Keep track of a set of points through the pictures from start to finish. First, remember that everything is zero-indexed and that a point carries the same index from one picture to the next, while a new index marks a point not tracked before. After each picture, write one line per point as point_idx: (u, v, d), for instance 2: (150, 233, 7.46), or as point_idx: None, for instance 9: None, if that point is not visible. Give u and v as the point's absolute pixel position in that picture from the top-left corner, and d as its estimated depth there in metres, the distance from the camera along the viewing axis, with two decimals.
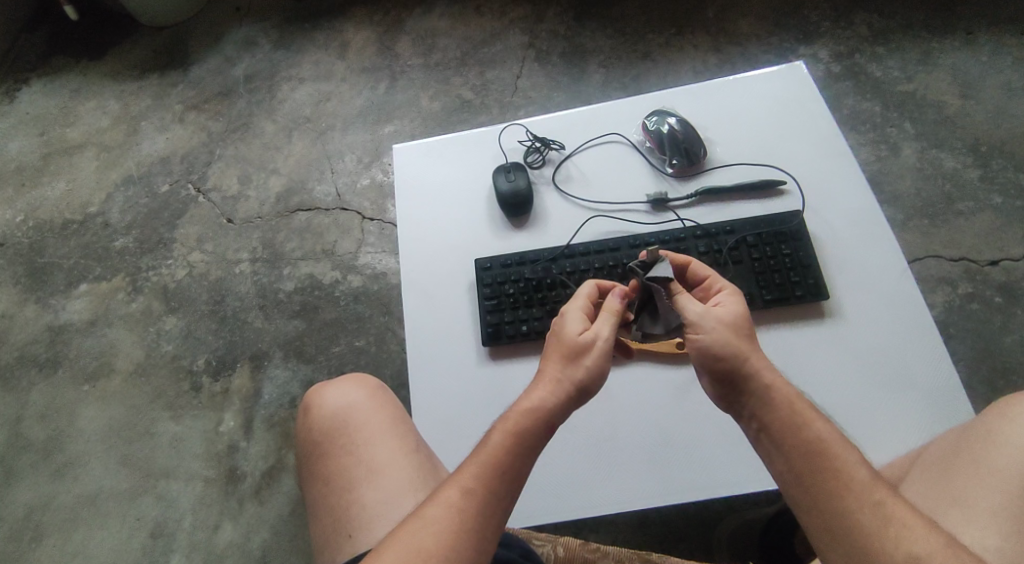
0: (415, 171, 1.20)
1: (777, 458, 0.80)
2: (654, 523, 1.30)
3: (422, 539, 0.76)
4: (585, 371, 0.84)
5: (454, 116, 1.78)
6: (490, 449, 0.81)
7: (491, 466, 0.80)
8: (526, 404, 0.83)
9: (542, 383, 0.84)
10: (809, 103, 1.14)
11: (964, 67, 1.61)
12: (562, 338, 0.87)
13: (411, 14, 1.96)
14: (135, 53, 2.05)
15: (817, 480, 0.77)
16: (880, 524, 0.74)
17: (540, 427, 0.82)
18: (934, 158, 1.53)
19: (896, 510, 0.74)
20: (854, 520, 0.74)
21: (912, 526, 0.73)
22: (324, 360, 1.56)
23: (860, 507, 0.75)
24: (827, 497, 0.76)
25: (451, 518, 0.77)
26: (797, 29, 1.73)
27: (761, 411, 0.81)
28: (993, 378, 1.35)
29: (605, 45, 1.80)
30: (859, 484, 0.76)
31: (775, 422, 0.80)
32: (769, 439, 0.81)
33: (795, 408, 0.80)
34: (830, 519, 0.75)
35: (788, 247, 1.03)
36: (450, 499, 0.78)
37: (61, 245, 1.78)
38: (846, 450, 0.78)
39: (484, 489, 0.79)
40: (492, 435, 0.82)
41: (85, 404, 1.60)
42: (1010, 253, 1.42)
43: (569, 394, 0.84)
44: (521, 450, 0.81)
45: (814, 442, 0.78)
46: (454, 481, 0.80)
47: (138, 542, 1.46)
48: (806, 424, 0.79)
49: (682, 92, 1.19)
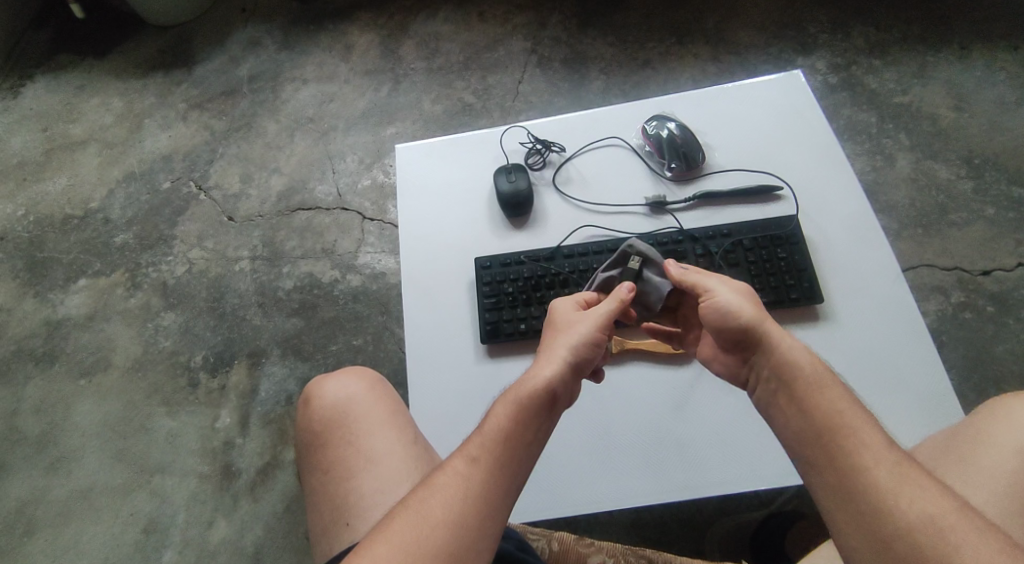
0: (417, 170, 1.21)
1: (793, 421, 0.81)
2: (649, 524, 1.30)
3: (431, 507, 0.77)
4: (580, 346, 0.87)
5: (455, 119, 1.79)
6: (492, 420, 0.82)
7: (494, 435, 0.81)
8: (526, 376, 0.85)
9: (542, 358, 0.87)
10: (806, 111, 1.16)
11: (959, 81, 1.63)
12: (557, 325, 0.92)
13: (414, 18, 1.98)
14: (140, 52, 2.07)
15: (830, 439, 0.78)
16: (893, 483, 0.74)
17: (542, 395, 0.83)
18: (928, 169, 1.55)
19: (909, 469, 0.74)
20: (867, 477, 0.74)
21: (924, 486, 0.73)
22: (322, 358, 1.57)
23: (873, 464, 0.75)
24: (840, 456, 0.77)
25: (460, 488, 0.78)
26: (796, 40, 1.76)
27: (778, 373, 0.83)
28: (984, 386, 1.36)
29: (606, 52, 1.82)
30: (873, 446, 0.76)
31: (792, 385, 0.82)
32: (787, 398, 0.82)
33: (811, 374, 0.82)
34: (841, 477, 0.76)
35: (783, 251, 1.04)
36: (456, 467, 0.80)
37: (61, 240, 1.79)
38: (858, 413, 0.79)
39: (490, 457, 0.80)
40: (496, 406, 0.83)
41: (82, 398, 1.60)
42: (1002, 264, 1.44)
43: (568, 365, 0.85)
44: (524, 419, 0.82)
45: (829, 408, 0.79)
46: (461, 451, 0.81)
47: (131, 537, 1.46)
48: (821, 389, 0.81)
49: (682, 97, 1.21)
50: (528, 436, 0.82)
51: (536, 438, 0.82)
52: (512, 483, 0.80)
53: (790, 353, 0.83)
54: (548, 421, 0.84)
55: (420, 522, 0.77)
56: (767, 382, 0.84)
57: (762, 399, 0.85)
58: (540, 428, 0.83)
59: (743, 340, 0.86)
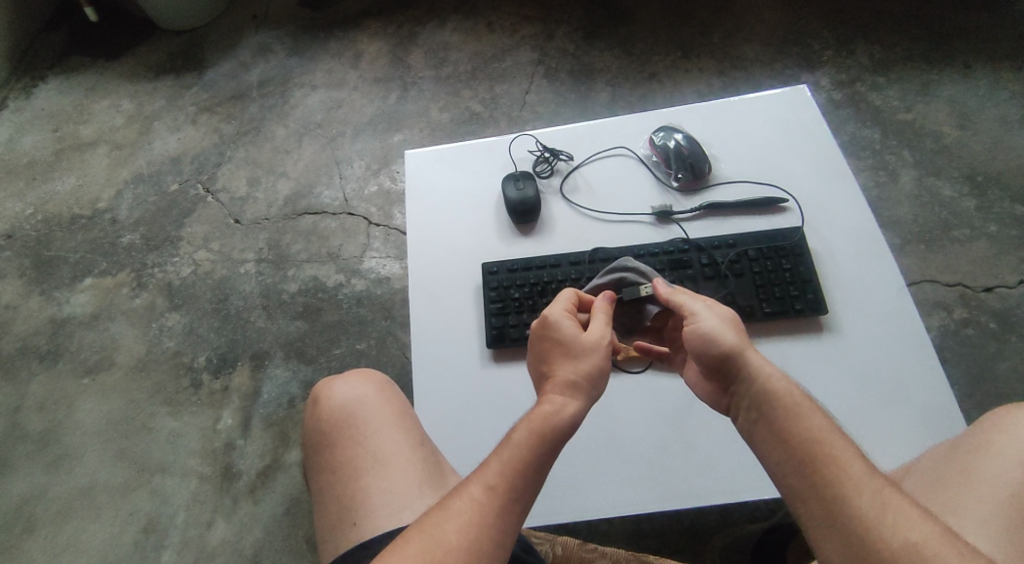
0: (425, 176, 1.22)
1: (774, 450, 0.81)
2: (650, 534, 1.30)
3: (446, 534, 0.77)
4: (594, 371, 0.86)
5: (462, 128, 1.81)
6: (513, 447, 0.81)
7: (515, 465, 0.80)
8: (547, 407, 0.84)
9: (559, 386, 0.85)
10: (811, 125, 1.18)
11: (962, 99, 1.65)
12: (566, 344, 0.88)
13: (424, 27, 2.00)
14: (152, 55, 2.09)
15: (813, 467, 0.78)
16: (875, 510, 0.74)
17: (564, 430, 0.83)
18: (931, 185, 1.56)
19: (891, 496, 0.75)
20: (849, 505, 0.75)
21: (906, 513, 0.74)
22: (325, 361, 1.57)
23: (855, 494, 0.75)
24: (823, 485, 0.77)
25: (477, 516, 0.78)
26: (801, 56, 1.78)
27: (756, 403, 0.83)
28: (986, 402, 1.36)
29: (613, 65, 1.84)
30: (854, 474, 0.76)
31: (771, 415, 0.82)
32: (768, 428, 0.82)
33: (792, 401, 0.82)
34: (823, 505, 0.76)
35: (789, 262, 1.05)
36: (473, 494, 0.79)
37: (69, 239, 1.80)
38: (839, 440, 0.79)
39: (509, 489, 0.80)
40: (516, 433, 0.82)
41: (84, 397, 1.60)
42: (1004, 281, 1.45)
43: (589, 399, 0.86)
44: (544, 451, 0.82)
45: (808, 433, 0.80)
46: (478, 477, 0.81)
47: (129, 538, 1.46)
48: (804, 415, 0.81)
49: (688, 110, 1.23)
50: (546, 468, 0.82)
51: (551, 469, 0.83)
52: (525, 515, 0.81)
53: (770, 382, 0.83)
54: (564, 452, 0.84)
55: (433, 548, 0.76)
56: (747, 408, 0.84)
57: (742, 425, 0.85)
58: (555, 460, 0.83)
59: (722, 366, 0.86)
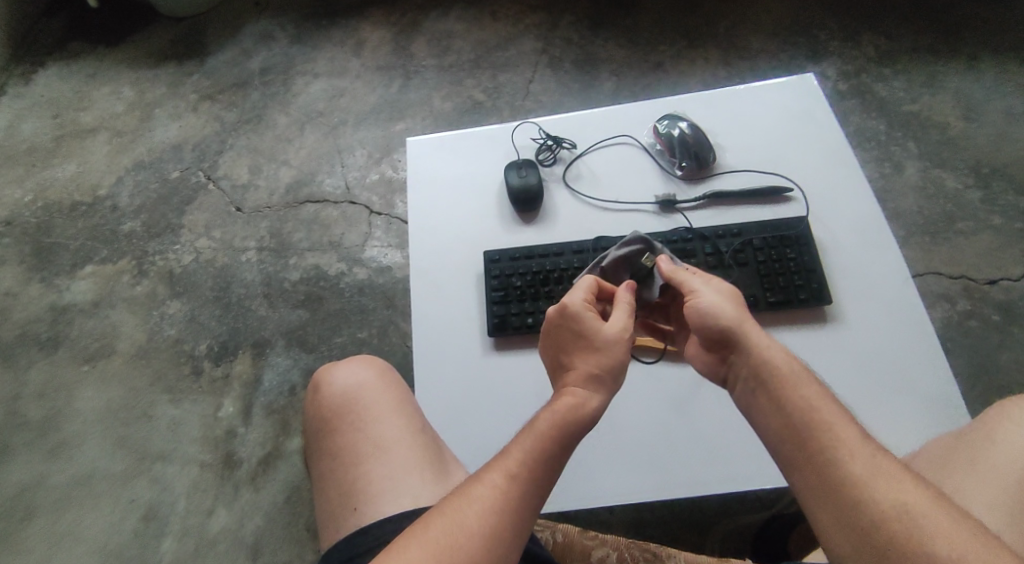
0: (427, 163, 1.22)
1: (770, 419, 0.81)
2: (650, 523, 1.31)
3: (467, 519, 0.76)
4: (615, 362, 0.86)
5: (465, 117, 1.80)
6: (536, 432, 0.81)
7: (538, 453, 0.80)
8: (570, 396, 0.84)
9: (581, 376, 0.85)
10: (817, 114, 1.17)
11: (968, 91, 1.64)
12: (587, 333, 0.87)
13: (426, 16, 1.99)
14: (153, 42, 2.07)
15: (806, 435, 0.78)
16: (868, 473, 0.73)
17: (585, 420, 0.83)
18: (936, 177, 1.56)
19: (882, 463, 0.74)
20: (842, 469, 0.74)
21: (898, 478, 0.73)
22: (326, 350, 1.57)
23: (849, 459, 0.75)
24: (818, 451, 0.76)
25: (500, 502, 0.78)
26: (807, 46, 1.76)
27: (755, 372, 0.83)
28: (989, 395, 1.36)
29: (617, 54, 1.83)
30: (848, 440, 0.76)
31: (770, 384, 0.82)
32: (766, 401, 0.82)
33: (786, 371, 0.82)
34: (816, 469, 0.76)
35: (793, 251, 1.04)
36: (496, 481, 0.79)
37: (69, 226, 1.79)
38: (833, 410, 0.79)
39: (530, 476, 0.79)
40: (541, 419, 0.82)
41: (85, 384, 1.60)
42: (1008, 273, 1.44)
43: (609, 388, 0.86)
44: (565, 440, 0.82)
45: (804, 400, 0.80)
46: (500, 464, 0.80)
47: (130, 524, 1.46)
48: (800, 386, 0.81)
49: (693, 98, 1.22)
50: (566, 458, 0.82)
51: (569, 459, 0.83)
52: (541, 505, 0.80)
53: (767, 353, 0.83)
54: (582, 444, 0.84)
55: (454, 532, 0.75)
56: (745, 383, 0.84)
57: (739, 397, 0.85)
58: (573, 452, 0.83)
59: (722, 340, 0.86)
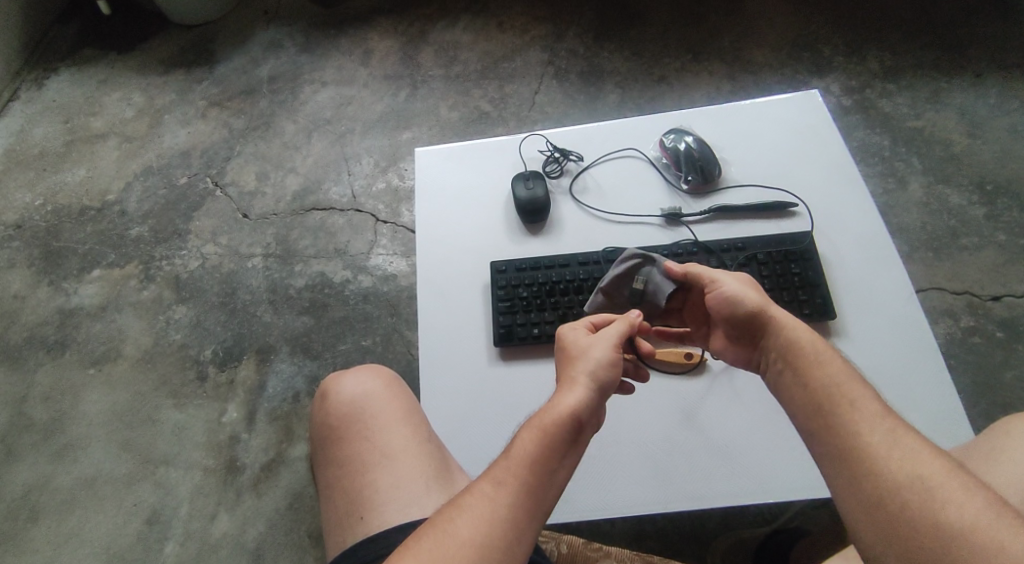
0: (435, 174, 1.23)
1: (795, 396, 0.82)
2: (650, 536, 1.31)
3: (459, 528, 0.77)
4: (595, 370, 0.86)
5: (471, 126, 1.81)
6: (518, 447, 0.81)
7: (521, 458, 0.80)
8: (550, 404, 0.83)
9: (563, 387, 0.85)
10: (822, 130, 1.18)
11: (972, 108, 1.65)
12: (569, 352, 0.90)
13: (434, 26, 2.01)
14: (163, 49, 2.09)
15: (828, 409, 0.79)
16: (884, 445, 0.75)
17: (567, 425, 0.81)
18: (939, 193, 1.56)
19: (903, 435, 0.75)
20: (860, 440, 0.76)
21: (915, 449, 0.74)
22: (330, 357, 1.57)
23: (867, 431, 0.76)
24: (838, 424, 0.78)
25: (488, 510, 0.77)
26: (811, 62, 1.78)
27: (783, 353, 0.85)
28: (992, 411, 1.36)
29: (622, 67, 1.84)
30: (868, 413, 0.77)
31: (797, 364, 0.83)
32: (791, 380, 0.83)
33: (810, 349, 0.83)
34: (835, 440, 0.77)
35: (798, 266, 1.05)
36: (483, 490, 0.79)
37: (78, 230, 1.80)
38: (856, 384, 0.80)
39: (517, 482, 0.78)
40: (520, 433, 0.82)
41: (90, 388, 1.61)
42: (1012, 290, 1.45)
43: (592, 390, 0.84)
44: (552, 446, 0.80)
45: (828, 376, 0.81)
46: (487, 474, 0.80)
47: (132, 528, 1.46)
48: (823, 361, 0.82)
49: (699, 112, 1.23)
50: (556, 462, 0.80)
51: (563, 464, 0.81)
52: (538, 507, 0.79)
53: (793, 330, 0.85)
54: (575, 446, 0.82)
55: (446, 541, 0.76)
56: (775, 362, 0.86)
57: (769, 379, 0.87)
58: (565, 456, 0.81)
59: (749, 324, 0.88)
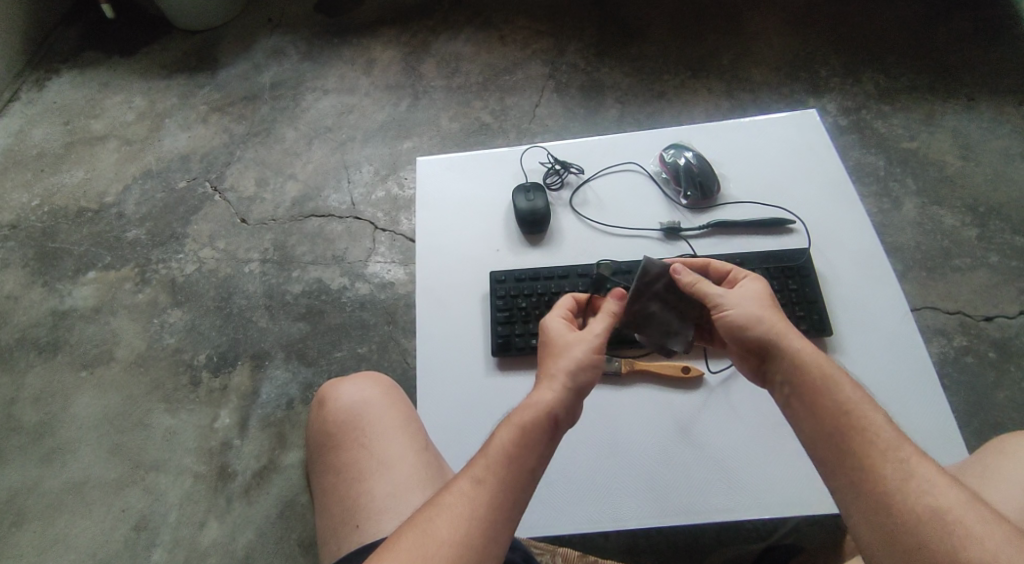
0: (436, 183, 1.23)
1: (804, 421, 0.83)
2: (644, 550, 1.31)
3: (438, 527, 0.77)
4: (574, 367, 0.87)
5: (471, 137, 1.82)
6: (495, 443, 0.82)
7: (499, 457, 0.81)
8: (529, 400, 0.85)
9: (541, 384, 0.86)
10: (819, 149, 1.19)
11: (965, 131, 1.67)
12: (550, 347, 0.91)
13: (437, 37, 2.02)
14: (166, 53, 2.10)
15: (843, 437, 0.79)
16: (900, 476, 0.76)
17: (543, 422, 0.83)
18: (933, 214, 1.58)
19: (919, 467, 0.76)
20: (875, 471, 0.77)
21: (932, 480, 0.75)
22: (325, 363, 1.57)
23: (882, 461, 0.77)
24: (852, 452, 0.78)
25: (467, 508, 0.78)
26: (808, 82, 1.80)
27: (790, 378, 0.84)
28: (984, 431, 1.37)
29: (622, 82, 1.86)
30: (882, 442, 0.78)
31: (804, 389, 0.83)
32: (800, 403, 0.83)
33: (819, 373, 0.83)
34: (849, 471, 0.78)
35: (795, 282, 1.06)
36: (462, 488, 0.79)
37: (74, 232, 1.80)
38: (872, 411, 0.80)
39: (495, 480, 0.79)
40: (498, 431, 0.83)
41: (81, 391, 1.60)
42: (1004, 311, 1.46)
43: (568, 389, 0.86)
44: (529, 444, 0.82)
45: (838, 403, 0.81)
46: (465, 473, 0.81)
47: (120, 534, 1.45)
48: (833, 387, 0.82)
49: (699, 128, 1.24)
50: (532, 461, 0.81)
51: (539, 464, 0.82)
52: (514, 507, 0.79)
53: (800, 356, 0.85)
54: (550, 446, 0.84)
55: (427, 540, 0.76)
56: (781, 386, 0.86)
57: (778, 403, 0.87)
58: (542, 454, 0.82)
59: (760, 348, 0.88)
